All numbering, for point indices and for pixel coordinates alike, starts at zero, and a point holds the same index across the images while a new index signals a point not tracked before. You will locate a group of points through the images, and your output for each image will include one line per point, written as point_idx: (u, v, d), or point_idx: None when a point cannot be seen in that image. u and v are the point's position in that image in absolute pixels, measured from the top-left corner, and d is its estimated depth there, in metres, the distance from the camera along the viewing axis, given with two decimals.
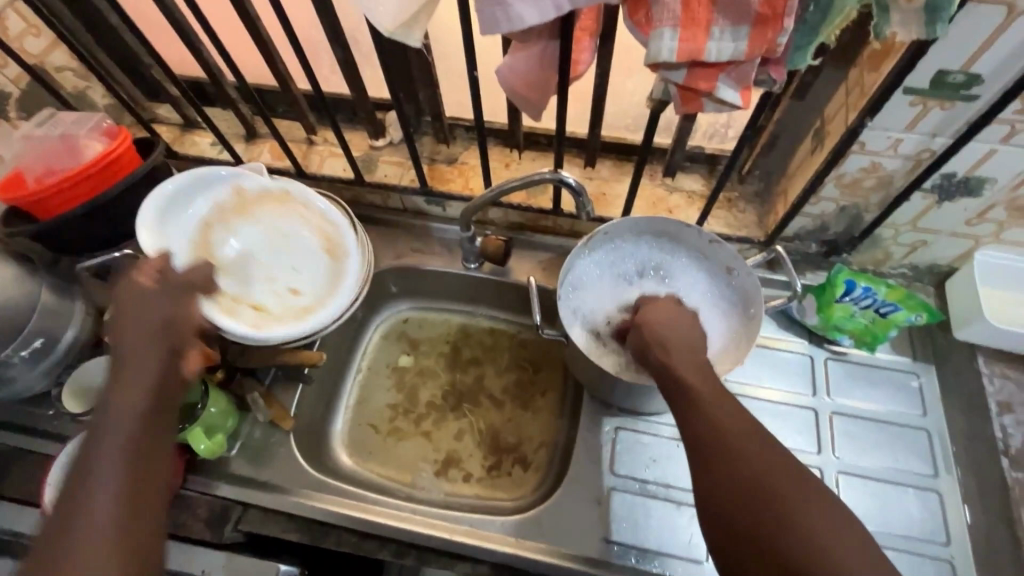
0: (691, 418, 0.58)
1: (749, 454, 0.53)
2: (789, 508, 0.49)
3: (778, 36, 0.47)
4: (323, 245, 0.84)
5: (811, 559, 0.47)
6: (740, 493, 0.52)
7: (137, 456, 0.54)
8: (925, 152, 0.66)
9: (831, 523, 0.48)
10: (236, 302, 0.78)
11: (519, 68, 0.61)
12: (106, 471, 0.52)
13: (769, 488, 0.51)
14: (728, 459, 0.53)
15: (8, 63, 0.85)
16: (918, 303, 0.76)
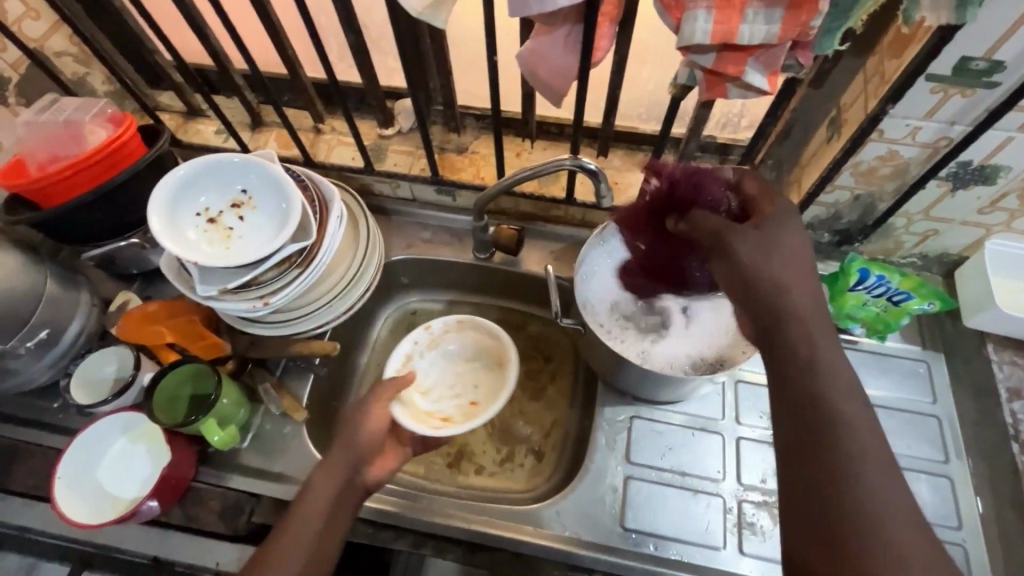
0: (797, 372, 0.50)
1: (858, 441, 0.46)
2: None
3: (812, 19, 0.47)
4: (494, 358, 0.83)
5: None
6: (834, 467, 0.45)
7: (313, 545, 0.58)
8: (943, 140, 0.66)
9: None
10: (428, 417, 0.78)
11: (542, 52, 0.60)
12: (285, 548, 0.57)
13: (866, 482, 0.44)
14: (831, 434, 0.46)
15: (8, 46, 0.82)
16: (931, 291, 0.77)
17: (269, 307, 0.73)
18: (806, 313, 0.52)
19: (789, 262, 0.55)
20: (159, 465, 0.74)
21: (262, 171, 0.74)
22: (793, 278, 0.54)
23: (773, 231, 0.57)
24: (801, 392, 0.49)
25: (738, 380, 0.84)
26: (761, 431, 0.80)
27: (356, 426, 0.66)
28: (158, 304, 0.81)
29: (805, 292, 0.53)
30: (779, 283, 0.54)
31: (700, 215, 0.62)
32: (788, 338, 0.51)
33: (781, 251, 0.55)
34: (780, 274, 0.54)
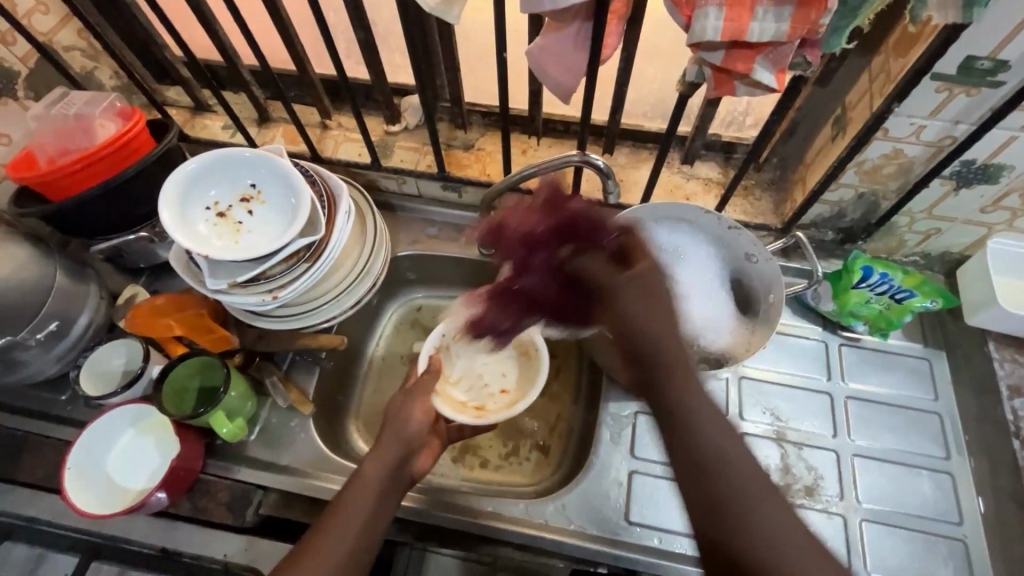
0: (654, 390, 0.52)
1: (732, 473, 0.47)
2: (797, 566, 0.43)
3: (821, 17, 0.48)
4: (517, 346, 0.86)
5: None
6: (715, 499, 0.47)
7: (365, 529, 0.59)
8: (947, 139, 0.67)
9: None
10: (462, 405, 0.80)
11: (552, 49, 0.60)
12: (341, 529, 0.58)
13: (749, 506, 0.46)
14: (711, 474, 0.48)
15: (18, 40, 0.83)
16: (933, 289, 0.78)
17: (277, 301, 0.74)
18: (670, 353, 0.52)
19: (655, 301, 0.55)
20: (168, 456, 0.75)
21: (271, 166, 0.75)
22: (657, 320, 0.54)
23: (643, 272, 0.57)
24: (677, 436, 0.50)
25: (742, 376, 0.84)
26: (764, 427, 0.81)
27: (399, 424, 0.69)
28: (166, 297, 0.82)
29: (672, 332, 0.53)
30: (643, 330, 0.54)
31: (590, 258, 0.63)
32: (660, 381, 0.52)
33: (652, 294, 0.55)
34: (647, 323, 0.54)
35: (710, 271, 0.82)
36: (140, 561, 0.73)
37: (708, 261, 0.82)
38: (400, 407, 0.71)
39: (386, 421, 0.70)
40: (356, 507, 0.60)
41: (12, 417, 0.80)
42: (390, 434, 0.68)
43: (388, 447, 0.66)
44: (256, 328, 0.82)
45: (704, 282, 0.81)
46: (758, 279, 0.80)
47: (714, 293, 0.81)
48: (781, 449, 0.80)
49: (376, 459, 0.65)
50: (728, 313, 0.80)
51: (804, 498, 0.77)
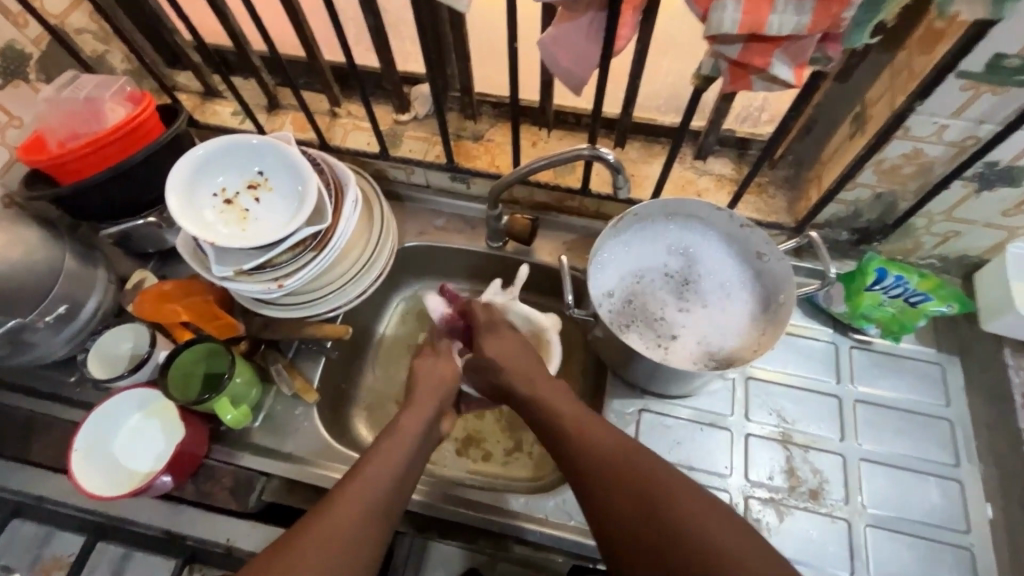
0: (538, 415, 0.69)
1: (666, 490, 0.57)
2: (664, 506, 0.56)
3: (844, 10, 0.47)
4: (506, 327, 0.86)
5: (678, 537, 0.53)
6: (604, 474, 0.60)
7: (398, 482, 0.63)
8: (970, 139, 0.65)
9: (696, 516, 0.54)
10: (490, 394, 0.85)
11: (565, 39, 0.59)
12: (362, 493, 0.60)
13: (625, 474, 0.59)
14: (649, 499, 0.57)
15: (29, 22, 0.83)
16: (949, 293, 0.77)
17: (282, 289, 0.74)
18: (579, 418, 0.66)
19: (526, 358, 0.75)
20: (173, 441, 0.75)
21: (279, 154, 0.74)
22: (549, 390, 0.71)
23: (513, 347, 0.76)
24: (606, 484, 0.60)
25: (749, 377, 0.83)
26: (770, 428, 0.80)
27: (421, 405, 0.72)
28: (173, 283, 0.82)
29: (566, 400, 0.69)
30: (543, 400, 0.69)
31: (482, 338, 0.78)
32: (576, 443, 0.64)
33: (530, 366, 0.74)
34: (548, 396, 0.70)
35: (718, 270, 0.82)
36: (143, 542, 0.76)
37: (725, 262, 0.82)
38: (412, 389, 0.73)
39: (408, 403, 0.73)
40: (376, 473, 0.62)
41: (22, 397, 0.81)
42: (411, 415, 0.71)
43: (409, 425, 0.69)
44: (262, 317, 0.83)
45: (721, 283, 0.81)
46: (768, 278, 0.79)
47: (732, 294, 0.81)
48: (786, 451, 0.79)
49: (397, 439, 0.67)
50: (736, 312, 0.80)
51: (808, 501, 0.76)
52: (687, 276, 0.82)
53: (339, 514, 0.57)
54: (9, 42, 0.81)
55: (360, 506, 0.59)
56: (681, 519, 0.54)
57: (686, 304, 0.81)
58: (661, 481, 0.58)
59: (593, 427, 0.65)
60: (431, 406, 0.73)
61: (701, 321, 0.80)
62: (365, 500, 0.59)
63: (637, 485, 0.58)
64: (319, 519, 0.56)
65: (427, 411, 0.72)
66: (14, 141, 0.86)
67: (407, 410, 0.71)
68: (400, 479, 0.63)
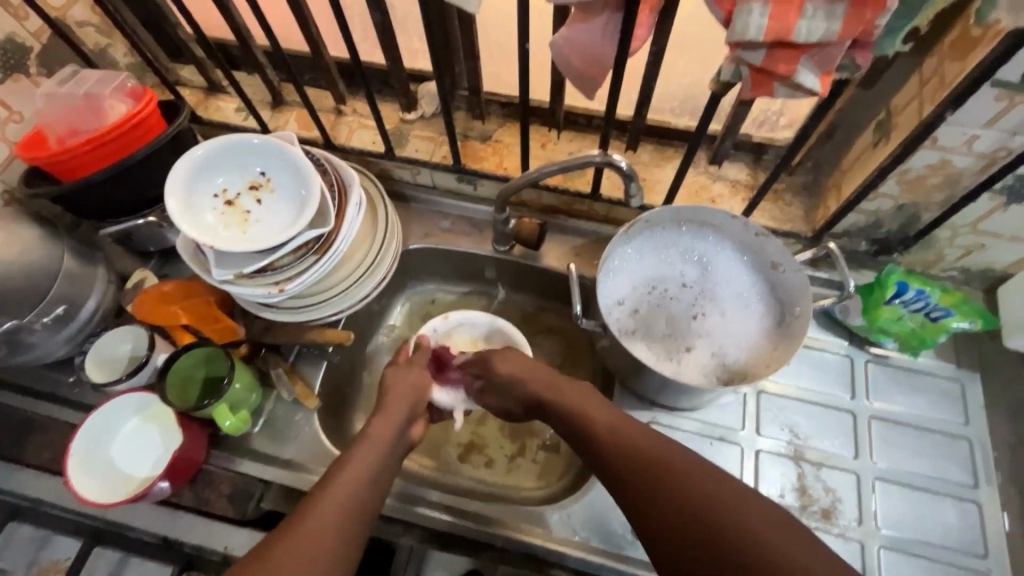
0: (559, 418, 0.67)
1: (701, 480, 0.54)
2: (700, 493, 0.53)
3: (878, 17, 0.44)
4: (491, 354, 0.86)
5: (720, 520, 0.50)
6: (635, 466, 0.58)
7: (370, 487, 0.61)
8: (1001, 151, 0.62)
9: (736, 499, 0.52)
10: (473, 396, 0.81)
11: (578, 41, 0.56)
12: (333, 503, 0.57)
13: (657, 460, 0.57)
14: (691, 496, 0.53)
15: (29, 14, 0.81)
16: (972, 309, 0.74)
17: (284, 293, 0.72)
18: (613, 420, 0.63)
19: (541, 370, 0.72)
20: (172, 446, 0.74)
21: (282, 154, 0.72)
22: (575, 396, 0.67)
23: (523, 365, 0.74)
24: (643, 485, 0.56)
25: (761, 391, 0.81)
26: (781, 444, 0.78)
27: (392, 411, 0.70)
28: (173, 284, 0.81)
29: (595, 405, 0.66)
30: (571, 405, 0.66)
31: (494, 359, 0.76)
32: (613, 447, 0.60)
33: (544, 377, 0.71)
34: (569, 399, 0.67)
35: (733, 280, 0.79)
36: (140, 548, 0.75)
37: (740, 272, 0.79)
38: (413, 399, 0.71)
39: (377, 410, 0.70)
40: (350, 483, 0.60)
41: (22, 397, 0.80)
42: (389, 426, 0.69)
43: (377, 432, 0.66)
44: (263, 320, 0.81)
45: (738, 294, 0.79)
46: (784, 289, 0.76)
47: (748, 305, 0.78)
48: (798, 468, 0.76)
49: (366, 445, 0.65)
50: (750, 325, 0.77)
51: (820, 521, 0.74)
52: (703, 287, 0.79)
53: (311, 525, 0.54)
54: (9, 35, 0.80)
55: (335, 513, 0.56)
56: (726, 515, 0.50)
57: (701, 314, 0.78)
58: (699, 477, 0.54)
59: (629, 427, 0.61)
60: (402, 412, 0.70)
61: (716, 333, 0.77)
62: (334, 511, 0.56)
63: (674, 483, 0.54)
64: (295, 528, 0.54)
65: (397, 418, 0.69)
66: (14, 136, 0.85)
67: (376, 417, 0.69)
68: (372, 489, 0.61)
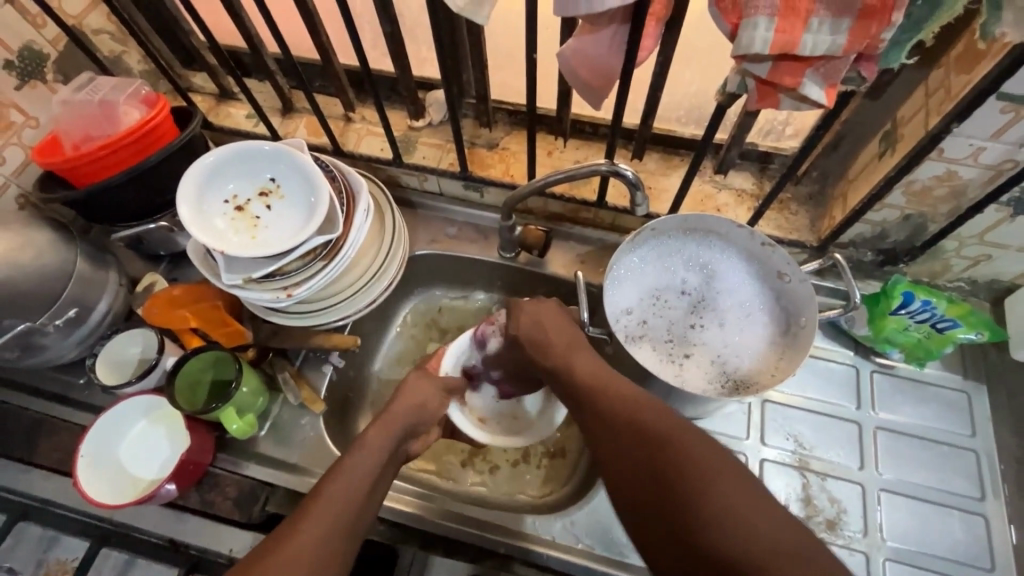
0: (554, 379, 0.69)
1: (684, 443, 0.54)
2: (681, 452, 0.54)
3: (883, 32, 0.44)
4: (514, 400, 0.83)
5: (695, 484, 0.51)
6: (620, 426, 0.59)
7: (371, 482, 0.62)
8: (1008, 163, 0.62)
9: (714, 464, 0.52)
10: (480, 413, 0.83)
11: (585, 52, 0.57)
12: (320, 519, 0.56)
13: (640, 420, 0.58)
14: (667, 458, 0.54)
15: (47, 23, 0.83)
16: (979, 320, 0.74)
17: (292, 298, 0.73)
18: (601, 384, 0.64)
19: (561, 327, 0.73)
20: (180, 448, 0.75)
21: (292, 161, 0.73)
22: (575, 354, 0.69)
23: (546, 313, 0.74)
24: (619, 442, 0.58)
25: (766, 400, 0.81)
26: (786, 454, 0.78)
27: (389, 422, 0.69)
28: (182, 288, 0.81)
29: (591, 365, 0.67)
30: (565, 363, 0.69)
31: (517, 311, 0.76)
32: (595, 403, 0.62)
33: (557, 335, 0.72)
34: (567, 364, 0.69)
35: (737, 289, 0.79)
36: (147, 549, 0.75)
37: (746, 280, 0.79)
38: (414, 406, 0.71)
39: (377, 417, 0.70)
40: (337, 498, 0.59)
41: (32, 397, 0.81)
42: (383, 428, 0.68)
43: (379, 434, 0.67)
44: (270, 325, 0.82)
45: (742, 303, 0.79)
46: (790, 299, 0.76)
47: (753, 313, 0.78)
48: (803, 478, 0.76)
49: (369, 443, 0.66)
50: (754, 334, 0.77)
51: (825, 532, 0.73)
52: (707, 295, 0.80)
53: (295, 543, 0.54)
54: (27, 42, 0.81)
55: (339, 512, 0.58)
56: (698, 480, 0.51)
57: (706, 322, 0.78)
58: (675, 439, 0.55)
59: (613, 386, 0.63)
60: (399, 424, 0.69)
61: (721, 341, 0.77)
62: (320, 529, 0.56)
63: (648, 445, 0.56)
64: (298, 528, 0.55)
65: (391, 431, 0.68)
66: (30, 141, 0.86)
67: (374, 426, 0.68)
68: (371, 489, 0.62)
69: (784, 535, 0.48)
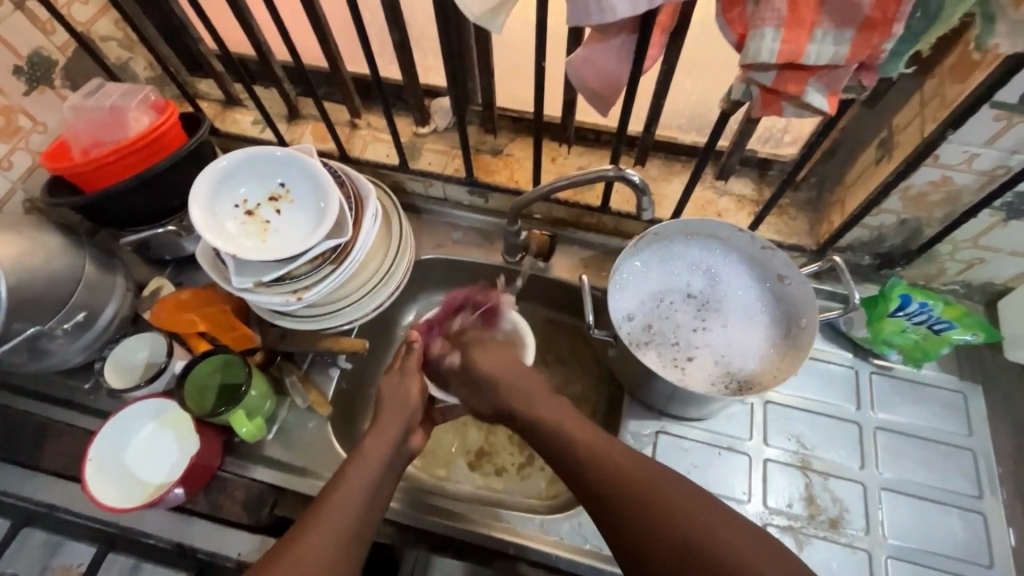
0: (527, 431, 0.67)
1: (676, 498, 0.55)
2: (674, 509, 0.54)
3: (884, 42, 0.46)
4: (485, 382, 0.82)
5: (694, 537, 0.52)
6: (611, 480, 0.58)
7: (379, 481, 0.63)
8: (1001, 169, 0.64)
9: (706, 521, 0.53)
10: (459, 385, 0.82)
11: (594, 62, 0.58)
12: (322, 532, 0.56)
13: (629, 474, 0.58)
14: (664, 513, 0.54)
15: (56, 29, 0.83)
16: (974, 322, 0.76)
17: (301, 302, 0.73)
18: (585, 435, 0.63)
19: (521, 373, 0.72)
20: (190, 451, 0.75)
21: (302, 166, 0.74)
22: (541, 401, 0.68)
23: (495, 364, 0.74)
24: (614, 498, 0.57)
25: (767, 401, 0.82)
26: (788, 454, 0.79)
27: (385, 432, 0.68)
28: (191, 292, 0.82)
29: (568, 415, 0.67)
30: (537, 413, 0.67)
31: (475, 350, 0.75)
32: (586, 458, 0.61)
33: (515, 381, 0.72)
34: (538, 412, 0.68)
35: (739, 292, 0.81)
36: (153, 554, 0.75)
37: (747, 283, 0.81)
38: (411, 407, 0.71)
39: (387, 422, 0.69)
40: (345, 501, 0.60)
41: (38, 402, 0.81)
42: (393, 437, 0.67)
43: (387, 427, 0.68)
44: (277, 329, 0.83)
45: (744, 305, 0.80)
46: (791, 302, 0.78)
47: (754, 317, 0.80)
48: (805, 478, 0.78)
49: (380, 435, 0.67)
50: (756, 338, 0.79)
51: (827, 531, 0.74)
52: (710, 299, 0.81)
53: (302, 552, 0.55)
54: (36, 48, 0.82)
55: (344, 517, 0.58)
56: (707, 539, 0.52)
57: (708, 325, 0.80)
58: (676, 499, 0.55)
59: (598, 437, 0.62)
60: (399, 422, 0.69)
61: (724, 342, 0.79)
62: (332, 535, 0.57)
63: (649, 501, 0.55)
64: (307, 531, 0.56)
65: (397, 425, 0.69)
66: (37, 147, 0.86)
67: (371, 433, 0.68)
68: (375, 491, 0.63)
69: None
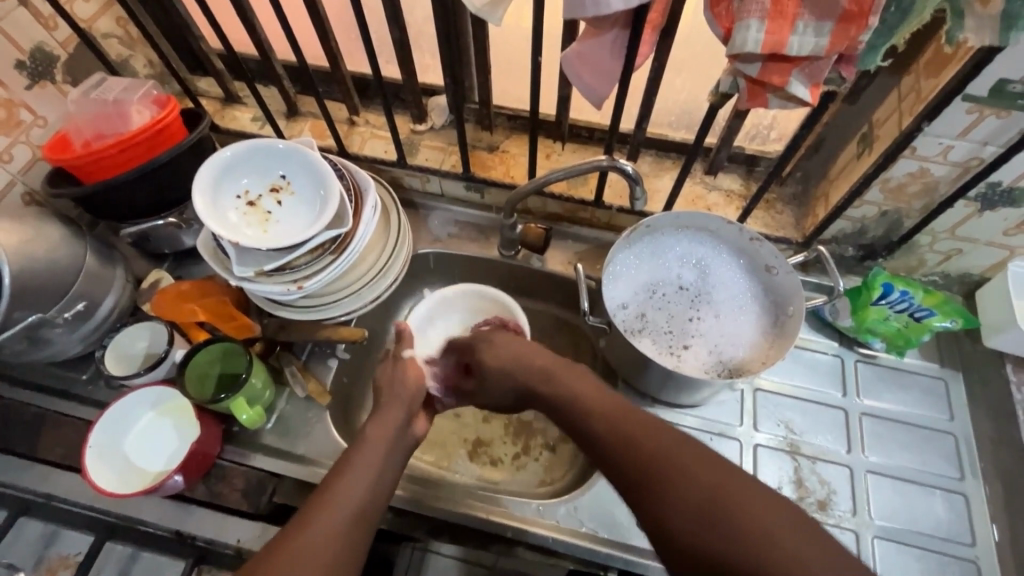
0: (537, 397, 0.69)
1: (670, 450, 0.57)
2: (668, 459, 0.56)
3: (861, 34, 0.49)
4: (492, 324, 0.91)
5: (687, 485, 0.54)
6: (612, 434, 0.60)
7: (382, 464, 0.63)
8: (974, 160, 0.67)
9: (700, 468, 0.55)
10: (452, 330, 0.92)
11: (588, 55, 0.61)
12: (331, 520, 0.57)
13: (630, 427, 0.60)
14: (659, 463, 0.56)
15: (58, 25, 0.84)
16: (953, 309, 0.79)
17: (302, 291, 0.74)
18: (587, 392, 0.65)
19: (536, 355, 0.71)
20: (187, 440, 0.76)
21: (303, 158, 0.76)
22: (564, 380, 0.67)
23: (523, 343, 0.73)
24: (623, 461, 0.58)
25: (757, 388, 0.85)
26: (777, 439, 0.81)
27: (391, 414, 0.68)
28: (190, 283, 0.84)
29: (578, 379, 0.67)
30: (563, 388, 0.67)
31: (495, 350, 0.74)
32: (615, 436, 0.60)
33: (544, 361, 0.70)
34: (563, 387, 0.67)
35: (727, 285, 0.83)
36: (151, 542, 0.76)
37: (736, 276, 0.83)
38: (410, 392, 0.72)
39: (380, 411, 0.69)
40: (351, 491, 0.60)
41: (35, 394, 0.81)
42: (392, 414, 0.68)
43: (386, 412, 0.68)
44: (277, 320, 0.84)
45: (732, 296, 0.83)
46: (778, 291, 0.80)
47: (745, 307, 0.82)
48: (794, 462, 0.80)
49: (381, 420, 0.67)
50: (746, 326, 0.81)
51: (816, 512, 0.77)
52: (700, 290, 0.83)
53: (303, 548, 0.55)
54: (38, 43, 0.83)
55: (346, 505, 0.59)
56: (704, 485, 0.53)
57: (700, 316, 0.82)
58: (679, 450, 0.56)
59: (626, 418, 0.61)
60: (398, 409, 0.69)
61: (714, 331, 0.81)
62: (336, 528, 0.57)
63: (679, 486, 0.54)
64: (306, 527, 0.56)
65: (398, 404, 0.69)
66: (38, 141, 0.87)
67: (372, 420, 0.67)
68: (381, 475, 0.63)
69: (775, 515, 0.51)
